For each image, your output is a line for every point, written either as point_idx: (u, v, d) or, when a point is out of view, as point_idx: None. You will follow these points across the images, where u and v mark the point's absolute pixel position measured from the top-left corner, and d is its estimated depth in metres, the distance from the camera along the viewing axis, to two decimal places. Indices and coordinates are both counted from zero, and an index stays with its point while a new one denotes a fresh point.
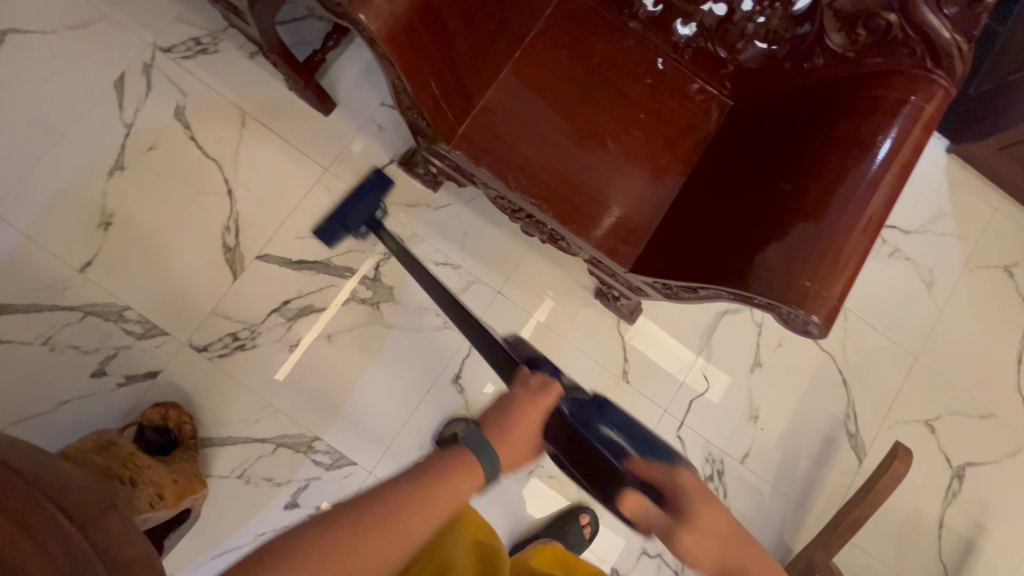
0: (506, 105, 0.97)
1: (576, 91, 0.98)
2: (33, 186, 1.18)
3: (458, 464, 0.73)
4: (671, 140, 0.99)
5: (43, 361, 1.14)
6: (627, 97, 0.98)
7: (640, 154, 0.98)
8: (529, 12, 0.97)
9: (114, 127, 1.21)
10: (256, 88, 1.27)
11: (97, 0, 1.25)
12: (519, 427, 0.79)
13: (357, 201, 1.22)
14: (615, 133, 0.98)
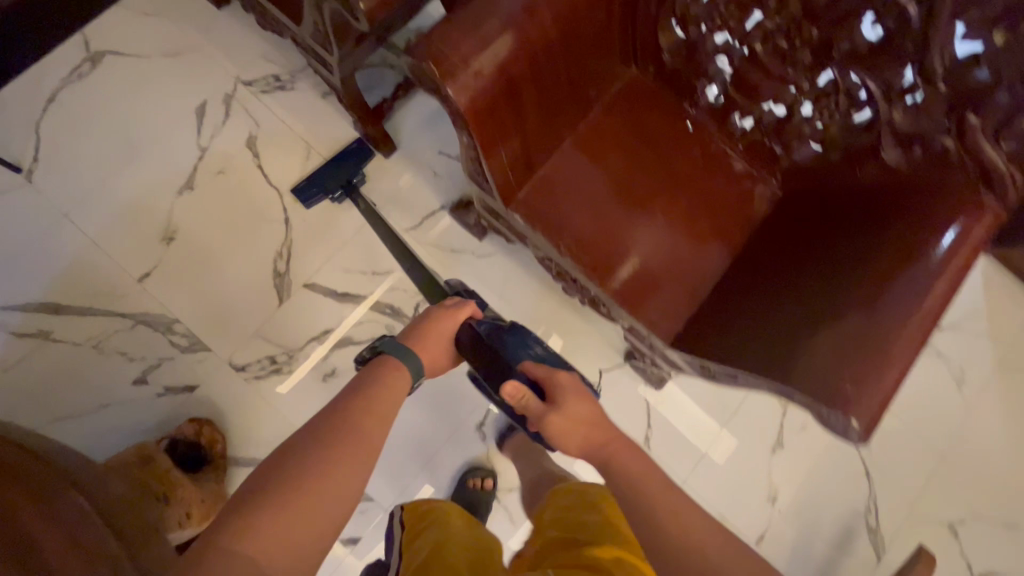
0: (562, 175, 1.02)
1: (632, 169, 1.02)
2: (106, 196, 1.25)
3: (378, 385, 0.82)
4: (719, 223, 1.02)
5: (89, 364, 1.18)
6: (679, 178, 1.02)
7: (688, 234, 1.01)
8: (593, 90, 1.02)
9: (189, 149, 1.29)
10: (325, 126, 1.34)
11: (191, 32, 1.35)
12: (431, 336, 0.94)
13: (342, 161, 1.30)
14: (665, 210, 1.01)
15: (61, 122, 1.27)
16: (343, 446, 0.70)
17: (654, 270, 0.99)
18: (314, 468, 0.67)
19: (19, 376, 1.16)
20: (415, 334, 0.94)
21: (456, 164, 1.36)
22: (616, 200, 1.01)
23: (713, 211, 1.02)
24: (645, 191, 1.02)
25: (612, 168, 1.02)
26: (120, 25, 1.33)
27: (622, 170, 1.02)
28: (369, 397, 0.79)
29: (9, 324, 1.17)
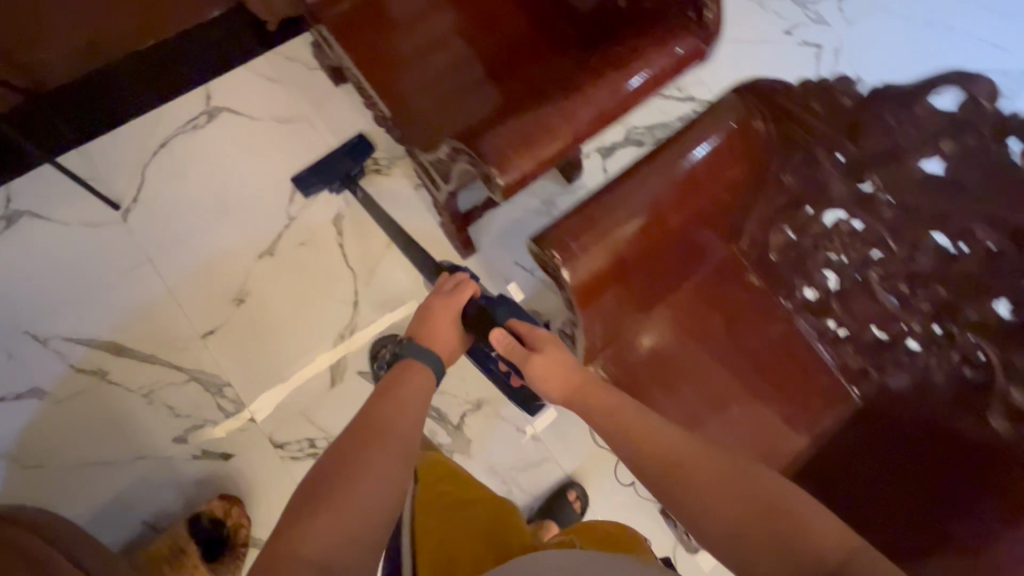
0: (644, 339, 0.97)
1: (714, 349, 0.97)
2: (192, 246, 1.28)
3: (396, 384, 0.87)
4: (793, 424, 0.95)
5: (136, 412, 1.19)
6: (762, 370, 0.97)
7: (766, 428, 0.95)
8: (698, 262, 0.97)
9: (278, 216, 1.32)
10: (411, 216, 1.37)
11: (305, 103, 1.40)
12: (438, 319, 1.00)
13: (341, 154, 1.33)
14: (743, 400, 0.96)
15: (166, 168, 1.32)
16: (368, 440, 0.74)
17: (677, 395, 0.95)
18: (347, 463, 0.70)
19: (68, 410, 1.17)
20: (417, 324, 1.00)
21: (533, 279, 1.37)
22: (693, 380, 0.96)
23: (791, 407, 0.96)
24: (726, 376, 0.97)
25: (698, 343, 0.97)
26: (242, 85, 1.39)
27: (706, 348, 0.97)
28: (387, 394, 0.84)
29: (71, 357, 1.19)
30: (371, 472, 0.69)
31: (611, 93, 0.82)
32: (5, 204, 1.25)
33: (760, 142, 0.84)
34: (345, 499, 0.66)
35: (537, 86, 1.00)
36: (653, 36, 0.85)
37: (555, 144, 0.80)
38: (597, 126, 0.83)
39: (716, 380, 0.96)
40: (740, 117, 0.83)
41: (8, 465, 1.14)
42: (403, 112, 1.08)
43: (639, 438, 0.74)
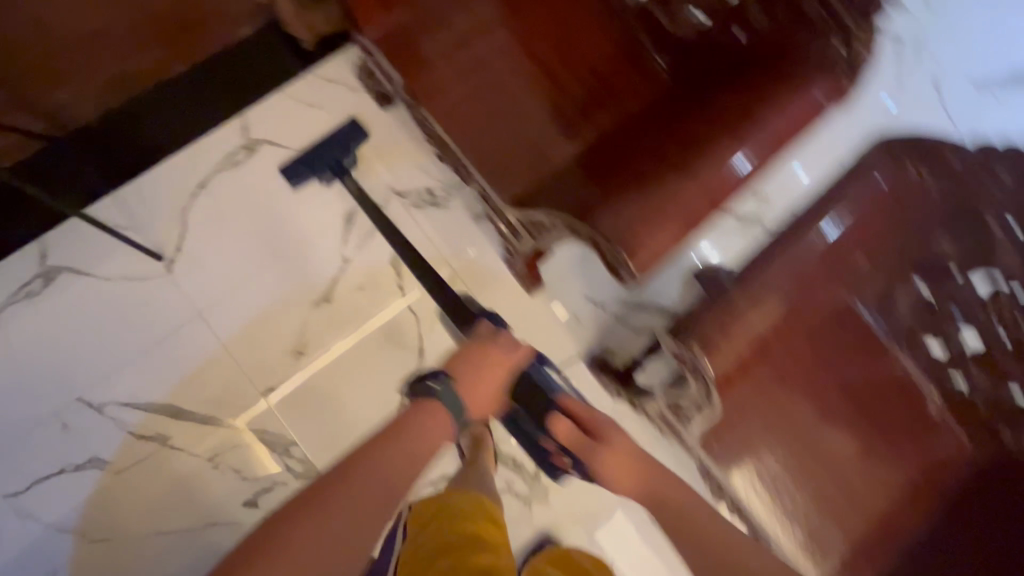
0: (756, 400, 0.93)
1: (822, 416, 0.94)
2: (245, 298, 1.20)
3: (415, 440, 0.91)
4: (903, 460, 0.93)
5: (201, 478, 1.13)
6: (871, 421, 0.94)
7: (880, 483, 0.93)
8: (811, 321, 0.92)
9: (331, 258, 1.23)
10: (475, 255, 1.28)
11: (349, 128, 1.29)
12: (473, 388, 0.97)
13: (263, 43, 1.27)
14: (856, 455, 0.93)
15: (208, 211, 1.21)
16: (406, 467, 0.88)
17: (741, 455, 0.93)
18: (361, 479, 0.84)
19: (131, 479, 1.11)
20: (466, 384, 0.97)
21: (604, 314, 1.29)
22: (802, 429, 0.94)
23: (904, 464, 0.93)
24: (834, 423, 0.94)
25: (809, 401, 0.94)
26: (280, 112, 1.27)
27: (820, 406, 0.94)
28: (410, 435, 0.91)
29: (128, 423, 1.13)
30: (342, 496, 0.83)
31: (742, 152, 0.73)
32: (42, 260, 1.15)
33: (882, 210, 0.90)
34: (313, 510, 0.81)
35: (630, 131, 0.89)
36: (783, 84, 0.76)
37: (688, 219, 0.71)
38: (731, 193, 0.73)
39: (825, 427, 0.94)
40: (866, 192, 0.89)
41: (76, 540, 1.09)
42: (478, 160, 0.95)
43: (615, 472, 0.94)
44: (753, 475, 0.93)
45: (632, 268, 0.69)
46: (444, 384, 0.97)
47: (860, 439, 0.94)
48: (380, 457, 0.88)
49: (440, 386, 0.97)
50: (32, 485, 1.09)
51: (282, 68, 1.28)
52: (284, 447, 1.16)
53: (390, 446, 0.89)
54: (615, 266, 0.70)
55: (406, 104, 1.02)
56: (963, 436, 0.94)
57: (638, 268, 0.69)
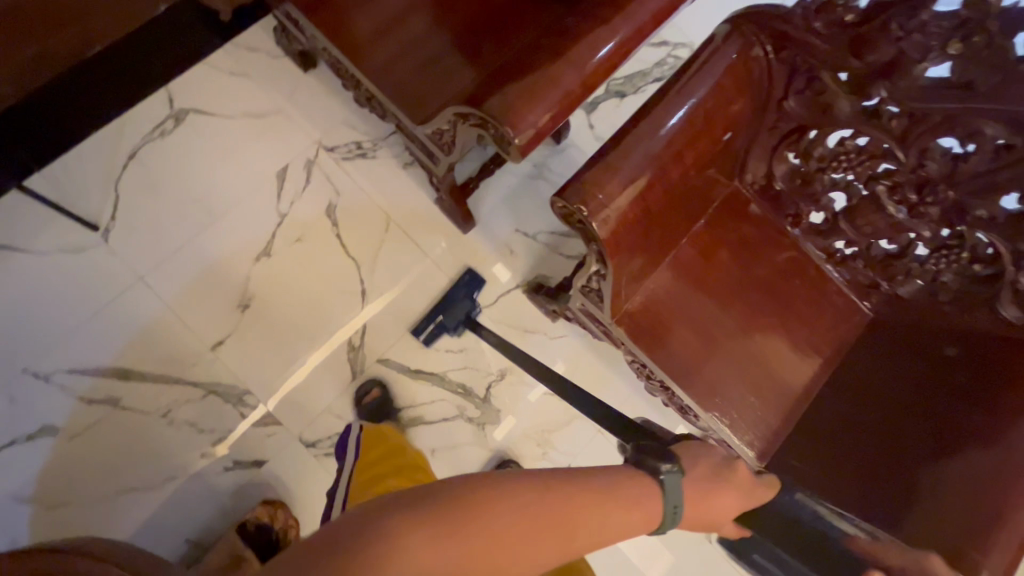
0: (663, 283, 1.01)
1: (727, 293, 1.02)
2: (185, 259, 1.24)
3: (616, 481, 0.59)
4: (804, 320, 1.04)
5: (156, 435, 1.16)
6: (769, 289, 1.04)
7: (784, 344, 1.03)
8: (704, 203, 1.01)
9: (268, 215, 1.28)
10: (409, 199, 1.35)
11: (273, 92, 1.34)
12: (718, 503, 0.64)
13: (183, 19, 1.33)
14: (761, 321, 1.03)
15: (140, 181, 1.25)
16: (594, 539, 0.55)
17: (665, 338, 0.99)
18: (544, 505, 0.53)
19: (85, 443, 1.13)
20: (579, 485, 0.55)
21: (535, 245, 1.37)
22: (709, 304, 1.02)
23: (805, 332, 1.04)
24: (737, 296, 1.03)
25: (712, 278, 1.02)
26: (203, 81, 1.32)
27: (722, 281, 1.03)
28: (615, 501, 0.57)
29: (77, 390, 1.15)
30: (512, 514, 0.51)
31: (609, 40, 0.81)
32: None
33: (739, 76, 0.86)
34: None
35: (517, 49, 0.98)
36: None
37: (562, 95, 0.79)
38: (601, 76, 0.82)
39: (730, 299, 1.02)
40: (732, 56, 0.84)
41: (33, 507, 1.10)
42: (385, 90, 1.03)
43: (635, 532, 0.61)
44: (677, 358, 0.99)
45: (514, 135, 0.77)
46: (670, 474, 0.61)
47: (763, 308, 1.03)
48: (562, 512, 0.53)
49: (668, 473, 0.61)
50: None
51: (203, 41, 1.33)
52: (237, 397, 1.20)
53: (573, 508, 0.54)
54: (500, 140, 0.79)
55: (321, 52, 1.12)
56: (851, 296, 1.07)
57: (522, 141, 0.77)
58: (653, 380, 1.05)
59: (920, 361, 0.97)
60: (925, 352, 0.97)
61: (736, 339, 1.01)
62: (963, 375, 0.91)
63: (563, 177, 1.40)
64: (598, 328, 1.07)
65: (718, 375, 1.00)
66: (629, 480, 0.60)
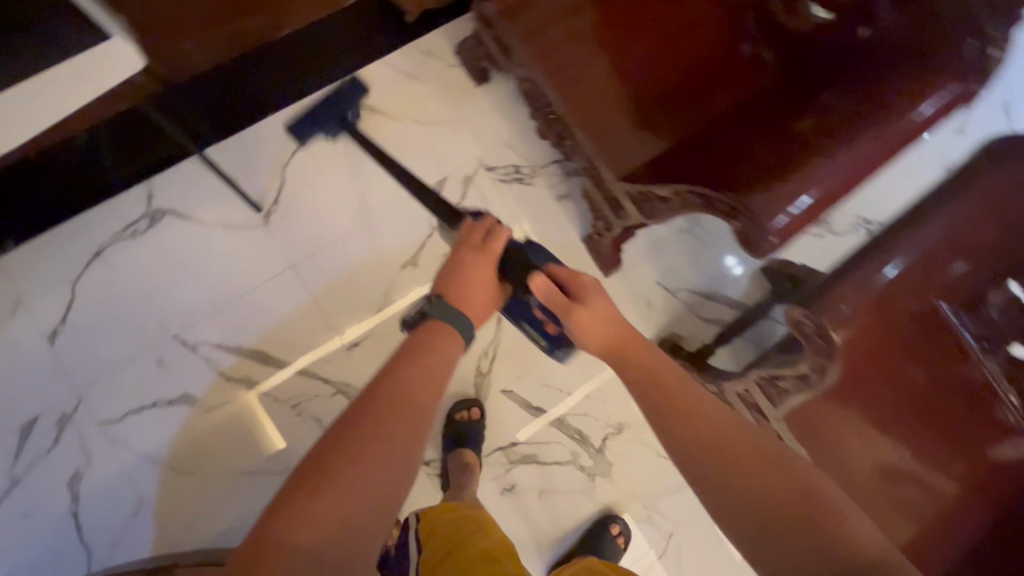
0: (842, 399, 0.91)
1: (912, 417, 0.94)
2: (336, 252, 1.24)
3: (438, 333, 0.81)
4: (977, 461, 0.95)
5: (284, 423, 1.17)
6: (947, 419, 0.95)
7: (952, 483, 0.94)
8: (899, 320, 0.92)
9: (420, 225, 1.28)
10: (557, 233, 1.32)
11: (444, 101, 1.33)
12: (472, 277, 0.86)
13: (368, 12, 1.32)
14: (934, 455, 0.94)
15: (306, 170, 1.26)
16: (425, 368, 0.76)
17: (845, 455, 0.91)
18: (390, 379, 0.73)
19: (219, 417, 1.16)
20: (447, 274, 0.86)
21: (674, 302, 1.33)
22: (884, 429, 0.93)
23: (980, 477, 0.95)
24: (913, 422, 0.94)
25: (890, 400, 0.93)
26: (379, 79, 1.31)
27: (899, 405, 0.93)
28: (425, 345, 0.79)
29: (219, 364, 1.18)
30: (355, 478, 0.63)
31: (872, 148, 0.78)
32: (148, 202, 1.20)
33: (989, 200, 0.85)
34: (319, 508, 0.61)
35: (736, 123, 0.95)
36: (900, 93, 0.82)
37: (819, 196, 0.75)
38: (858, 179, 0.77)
39: (904, 426, 0.94)
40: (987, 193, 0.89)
41: (164, 470, 1.14)
42: (591, 136, 1.00)
43: (417, 380, 0.74)
44: (852, 479, 0.91)
45: (770, 237, 0.73)
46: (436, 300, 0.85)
47: (938, 440, 0.94)
48: (371, 418, 0.68)
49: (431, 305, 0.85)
50: (127, 415, 1.14)
51: (384, 38, 1.33)
52: None
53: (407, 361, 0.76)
54: (748, 236, 0.76)
55: (519, 80, 1.07)
56: None
57: (776, 237, 0.73)
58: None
59: None
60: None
61: (912, 472, 0.93)
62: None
63: (715, 238, 1.36)
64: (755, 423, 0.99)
65: (883, 507, 0.92)
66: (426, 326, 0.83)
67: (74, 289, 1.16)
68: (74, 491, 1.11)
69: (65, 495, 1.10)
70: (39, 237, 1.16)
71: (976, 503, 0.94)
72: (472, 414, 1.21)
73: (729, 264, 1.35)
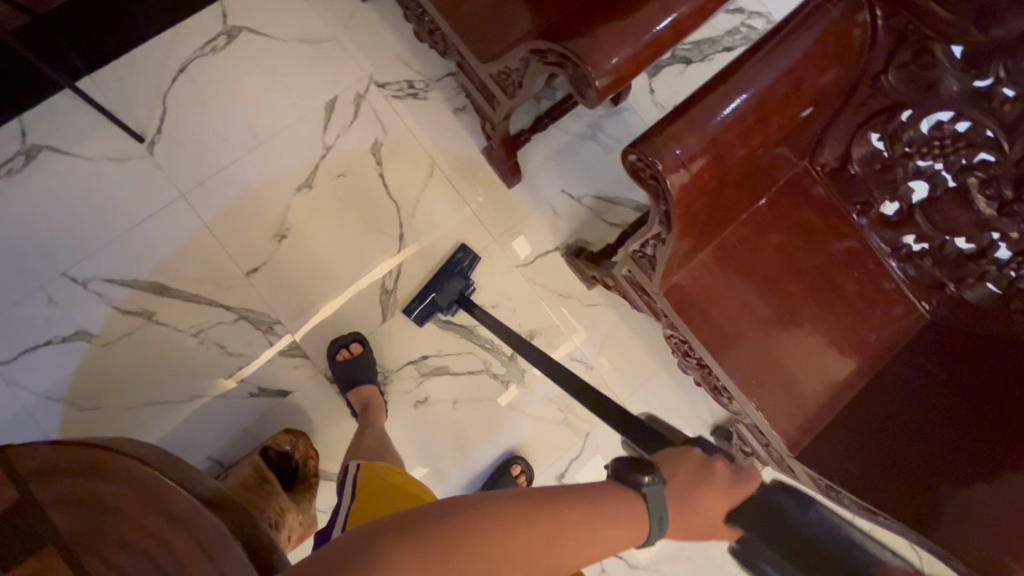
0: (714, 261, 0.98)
1: (782, 271, 0.99)
2: (227, 179, 1.22)
3: (588, 508, 0.58)
4: (848, 318, 0.99)
5: (187, 352, 1.17)
6: (818, 276, 1.00)
7: (823, 339, 0.98)
8: (765, 186, 0.97)
9: (313, 147, 1.25)
10: (457, 147, 1.30)
11: (330, 19, 1.29)
12: (694, 511, 0.56)
13: None
14: (805, 312, 0.99)
15: (189, 96, 1.22)
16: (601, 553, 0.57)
17: (710, 312, 0.97)
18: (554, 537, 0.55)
19: (118, 351, 1.15)
20: (681, 491, 0.58)
21: (580, 208, 1.33)
22: (755, 288, 0.98)
23: (849, 330, 0.99)
24: (781, 281, 0.99)
25: (759, 262, 0.99)
26: (258, 1, 1.27)
27: (769, 264, 0.99)
28: (628, 517, 0.58)
29: (113, 298, 1.16)
30: None
31: None
32: (22, 138, 1.16)
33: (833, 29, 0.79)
34: None
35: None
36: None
37: (654, 39, 0.74)
38: (693, 20, 0.76)
39: (773, 285, 0.99)
40: (836, 19, 0.80)
41: (65, 407, 1.12)
42: (453, 18, 0.97)
43: (564, 552, 0.56)
44: (723, 340, 0.97)
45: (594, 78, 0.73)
46: (652, 489, 0.58)
47: (812, 299, 0.99)
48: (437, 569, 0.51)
49: (650, 487, 0.58)
50: (21, 355, 1.12)
51: None
52: (268, 325, 1.20)
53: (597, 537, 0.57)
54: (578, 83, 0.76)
55: None
56: (914, 303, 1.01)
57: (604, 84, 0.73)
58: (690, 356, 1.05)
59: (963, 365, 0.95)
60: (973, 381, 0.93)
61: (774, 327, 0.98)
62: (968, 410, 0.92)
63: (618, 144, 1.35)
64: (643, 296, 1.03)
65: (756, 360, 0.97)
66: (621, 504, 0.58)
67: None
68: None
69: None
70: None
71: (849, 358, 0.99)
72: (353, 350, 1.19)
73: None
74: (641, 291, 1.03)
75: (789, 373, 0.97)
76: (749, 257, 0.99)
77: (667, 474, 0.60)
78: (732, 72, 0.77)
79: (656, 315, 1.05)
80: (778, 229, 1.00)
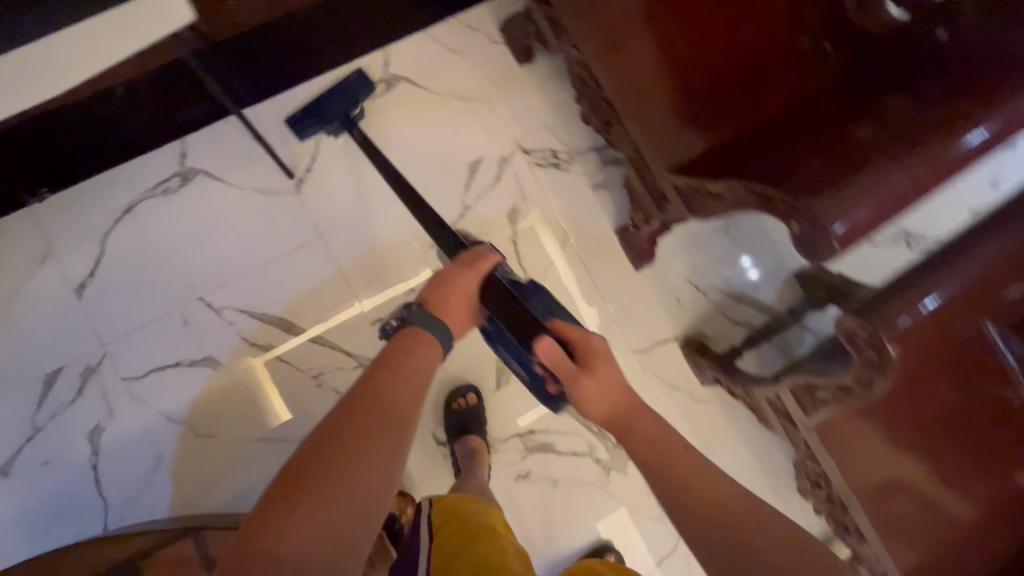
0: (875, 411, 0.89)
1: (942, 434, 0.90)
2: (366, 226, 1.23)
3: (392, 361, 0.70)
4: (1002, 495, 0.91)
5: (305, 392, 1.17)
6: (978, 446, 0.90)
7: (967, 512, 0.91)
8: (955, 343, 0.88)
9: (453, 205, 1.26)
10: (589, 222, 1.30)
11: (485, 79, 1.30)
12: (454, 295, 0.80)
13: None
14: (958, 481, 0.91)
15: (341, 138, 1.24)
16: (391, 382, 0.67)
17: (858, 457, 0.91)
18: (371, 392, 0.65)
19: (240, 382, 1.16)
20: (432, 289, 0.80)
21: (704, 301, 1.31)
22: (911, 447, 0.90)
23: (993, 496, 0.91)
24: (938, 444, 0.90)
25: (922, 420, 0.90)
26: (419, 53, 1.28)
27: (930, 425, 0.90)
28: (402, 359, 0.71)
29: (244, 329, 1.17)
30: (332, 484, 0.56)
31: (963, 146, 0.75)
32: (181, 161, 1.19)
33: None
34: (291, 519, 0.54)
35: (785, 126, 0.91)
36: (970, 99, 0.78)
37: (888, 199, 0.72)
38: (933, 184, 0.74)
39: (929, 447, 0.90)
40: None
41: (183, 430, 1.14)
42: (646, 125, 0.96)
43: (393, 395, 0.65)
44: (863, 488, 0.92)
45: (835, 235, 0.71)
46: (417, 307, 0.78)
47: (963, 467, 0.90)
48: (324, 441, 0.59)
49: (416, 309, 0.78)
50: (149, 374, 1.14)
51: (427, 12, 1.29)
52: None
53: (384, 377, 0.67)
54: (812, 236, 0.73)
55: (570, 64, 1.04)
56: None
57: (841, 242, 0.71)
58: (819, 488, 1.02)
59: None
60: None
61: (919, 490, 0.91)
62: None
63: (749, 239, 1.32)
64: (786, 420, 1.02)
65: (893, 519, 0.92)
66: (401, 334, 0.75)
67: (103, 244, 1.15)
68: (95, 444, 1.11)
69: (86, 448, 1.11)
70: (71, 187, 1.15)
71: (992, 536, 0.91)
72: (469, 400, 1.19)
73: (762, 266, 1.32)
74: (786, 417, 1.01)
75: (922, 538, 0.91)
76: (912, 414, 0.89)
77: (427, 300, 0.79)
78: (943, 269, 0.88)
79: (792, 440, 1.04)
80: (949, 386, 0.89)
